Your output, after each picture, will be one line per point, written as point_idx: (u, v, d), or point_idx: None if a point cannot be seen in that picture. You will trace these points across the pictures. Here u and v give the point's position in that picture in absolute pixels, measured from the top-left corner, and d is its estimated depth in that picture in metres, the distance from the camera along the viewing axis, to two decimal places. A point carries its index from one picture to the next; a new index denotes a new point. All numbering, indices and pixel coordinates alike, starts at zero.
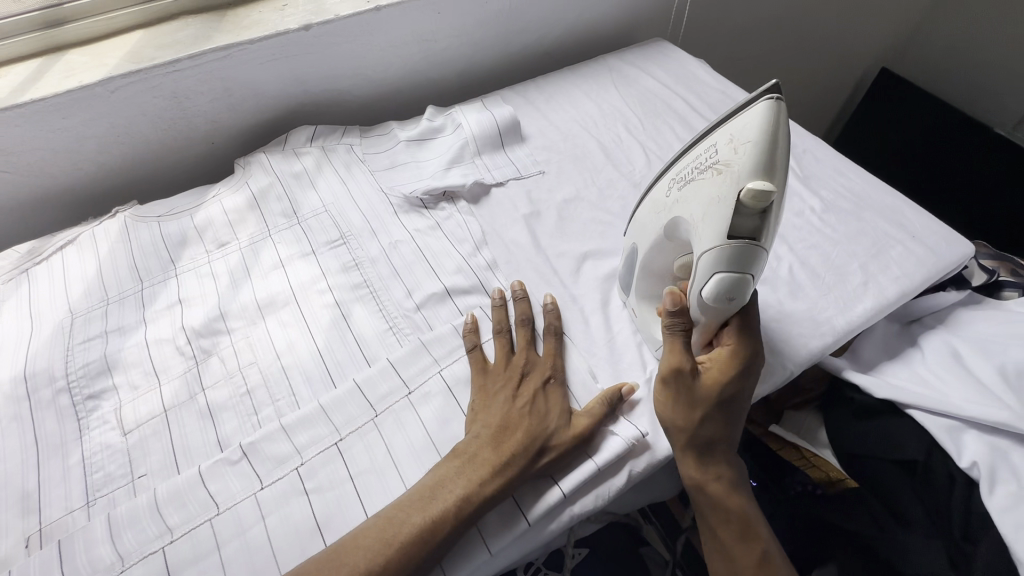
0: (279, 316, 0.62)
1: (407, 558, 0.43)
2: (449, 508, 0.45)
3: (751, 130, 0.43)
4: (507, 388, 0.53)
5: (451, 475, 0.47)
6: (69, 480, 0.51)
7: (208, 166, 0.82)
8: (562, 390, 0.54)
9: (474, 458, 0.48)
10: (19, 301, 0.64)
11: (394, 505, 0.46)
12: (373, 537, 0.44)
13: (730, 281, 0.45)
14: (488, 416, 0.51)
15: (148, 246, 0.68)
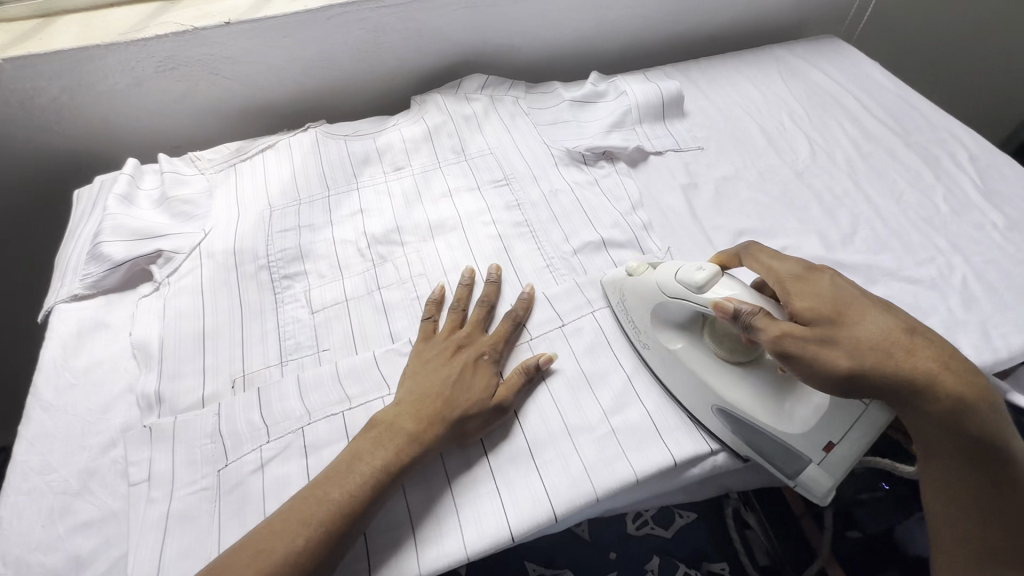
0: (447, 239, 0.67)
1: (333, 526, 0.43)
2: (365, 480, 0.45)
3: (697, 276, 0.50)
4: (439, 358, 0.54)
5: (366, 450, 0.47)
6: (267, 341, 0.59)
7: (383, 100, 0.89)
8: (496, 367, 0.54)
9: (392, 429, 0.48)
10: (229, 189, 0.73)
11: (312, 483, 0.45)
12: (285, 526, 0.42)
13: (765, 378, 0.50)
14: (413, 385, 0.52)
15: (336, 159, 0.76)
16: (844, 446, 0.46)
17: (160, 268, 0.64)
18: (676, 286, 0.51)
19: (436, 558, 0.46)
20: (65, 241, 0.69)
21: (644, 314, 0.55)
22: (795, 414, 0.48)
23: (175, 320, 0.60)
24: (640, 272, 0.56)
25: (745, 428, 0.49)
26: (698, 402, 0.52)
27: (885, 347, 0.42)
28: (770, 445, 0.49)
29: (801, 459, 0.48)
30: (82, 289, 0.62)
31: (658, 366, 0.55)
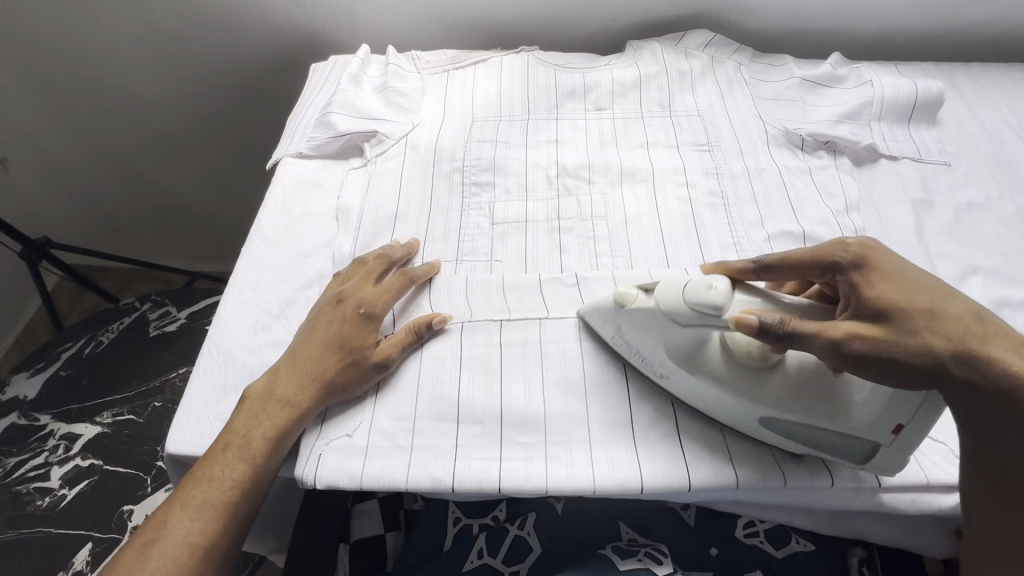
0: (635, 189, 0.66)
1: (259, 462, 0.48)
2: (268, 423, 0.49)
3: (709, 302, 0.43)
4: (324, 317, 0.54)
5: (259, 399, 0.50)
6: (447, 237, 0.63)
7: (597, 39, 0.87)
8: (376, 326, 0.54)
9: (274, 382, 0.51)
10: (439, 92, 0.77)
11: (222, 434, 0.49)
12: (290, 372, 0.51)
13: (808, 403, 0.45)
14: (297, 345, 0.53)
15: (542, 85, 0.76)
16: (915, 422, 0.42)
17: (371, 147, 0.70)
18: (687, 312, 0.45)
19: (565, 480, 0.47)
20: (297, 105, 0.78)
21: (651, 339, 0.49)
22: (856, 402, 0.44)
23: (374, 196, 0.66)
24: (630, 301, 0.49)
25: (811, 431, 0.45)
26: (738, 416, 0.47)
27: (964, 331, 0.40)
28: (827, 439, 0.45)
29: (866, 446, 0.44)
30: (306, 149, 0.71)
31: (683, 395, 0.49)
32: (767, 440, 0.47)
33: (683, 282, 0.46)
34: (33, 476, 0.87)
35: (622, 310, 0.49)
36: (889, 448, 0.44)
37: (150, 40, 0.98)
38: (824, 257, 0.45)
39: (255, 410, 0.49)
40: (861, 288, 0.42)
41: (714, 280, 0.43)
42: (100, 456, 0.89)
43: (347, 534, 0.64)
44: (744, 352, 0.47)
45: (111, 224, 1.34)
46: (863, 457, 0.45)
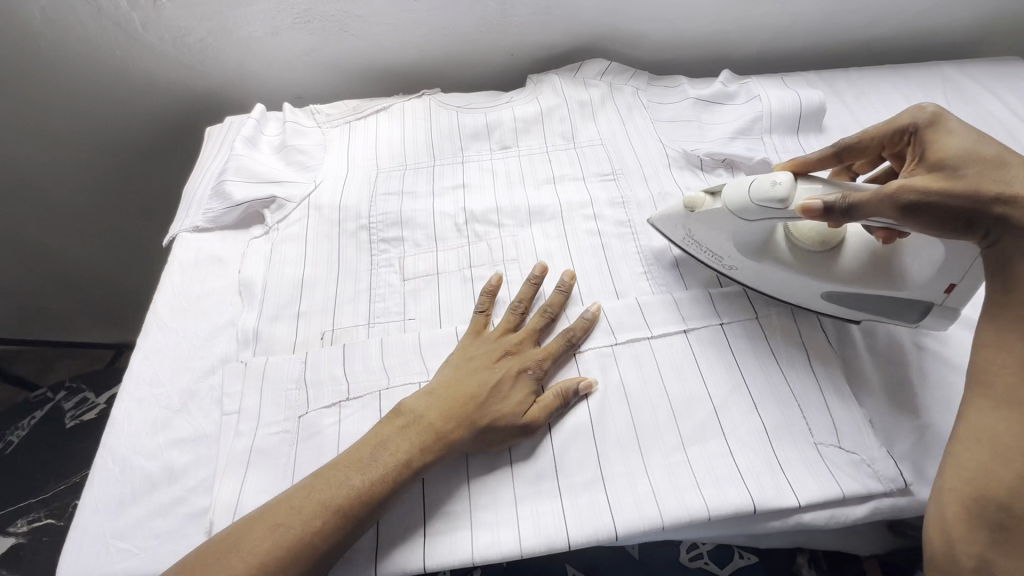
0: (544, 227, 0.66)
1: None
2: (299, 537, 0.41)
3: (773, 199, 0.50)
4: (484, 360, 0.53)
5: (300, 505, 0.43)
6: (357, 300, 0.61)
7: (498, 75, 0.87)
8: (535, 384, 0.52)
9: (329, 483, 0.44)
10: (341, 145, 0.75)
11: (241, 535, 0.42)
12: (338, 470, 0.45)
13: (878, 271, 0.52)
14: (449, 392, 0.50)
15: (446, 129, 0.75)
16: (965, 284, 0.49)
17: (271, 213, 0.67)
18: (753, 207, 0.52)
19: (490, 547, 0.45)
20: (191, 176, 0.74)
21: (724, 235, 0.56)
22: (908, 272, 0.51)
23: (278, 265, 0.63)
24: (700, 205, 0.56)
25: (864, 298, 0.53)
26: (806, 296, 0.55)
27: (1005, 181, 0.43)
28: (888, 305, 0.53)
29: (922, 304, 0.52)
30: (203, 223, 0.67)
31: (752, 280, 0.57)
32: (829, 313, 0.56)
33: (749, 183, 0.52)
34: None
35: (693, 215, 0.57)
36: (942, 306, 0.51)
37: (31, 116, 0.92)
38: (896, 128, 0.52)
39: (250, 549, 0.41)
40: (934, 143, 0.48)
41: (778, 176, 0.50)
42: (14, 572, 0.81)
43: None
44: (808, 236, 0.54)
45: (14, 311, 1.23)
46: (920, 313, 0.53)
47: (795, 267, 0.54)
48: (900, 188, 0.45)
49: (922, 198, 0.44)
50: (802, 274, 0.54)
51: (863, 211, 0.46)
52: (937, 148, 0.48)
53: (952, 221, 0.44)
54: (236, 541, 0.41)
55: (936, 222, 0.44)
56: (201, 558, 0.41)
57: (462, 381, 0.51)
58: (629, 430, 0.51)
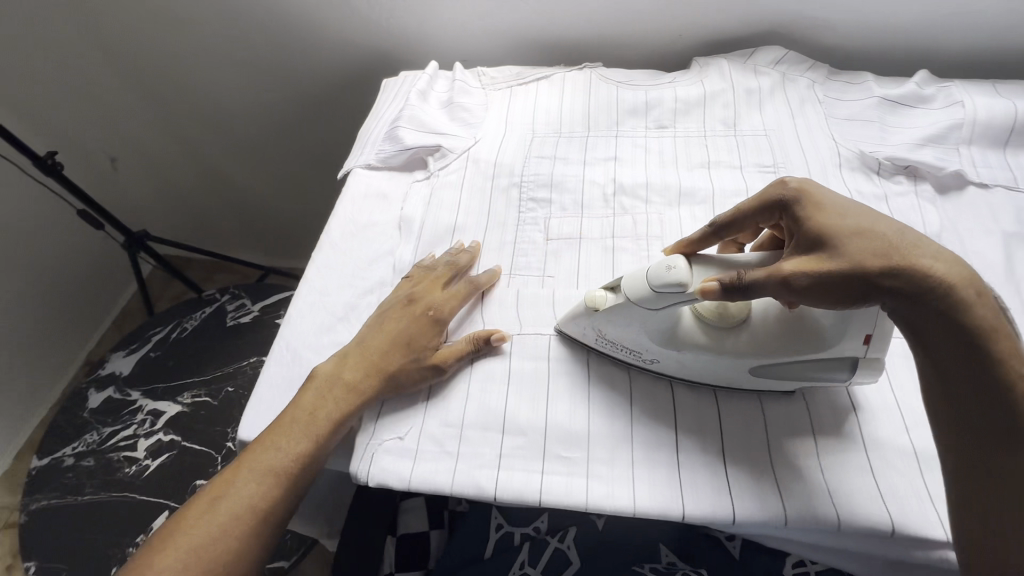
0: (693, 210, 0.65)
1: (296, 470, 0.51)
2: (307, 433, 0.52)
3: (667, 285, 0.46)
4: (416, 318, 0.57)
5: (299, 410, 0.53)
6: (502, 251, 0.64)
7: (662, 56, 0.85)
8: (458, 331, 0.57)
9: (320, 394, 0.53)
10: (501, 107, 0.79)
11: (264, 439, 0.52)
12: (287, 427, 0.52)
13: (796, 337, 0.48)
14: (382, 344, 0.56)
15: (604, 103, 0.76)
16: (880, 330, 0.46)
17: (434, 161, 0.73)
18: (650, 294, 0.48)
19: (605, 499, 0.47)
20: (368, 118, 0.82)
21: (631, 328, 0.51)
22: (824, 329, 0.47)
23: (436, 208, 0.68)
24: (601, 303, 0.51)
25: (795, 362, 0.48)
26: (736, 373, 0.50)
27: (888, 248, 0.41)
28: (814, 370, 0.48)
29: (846, 360, 0.48)
30: (375, 161, 0.75)
31: (679, 367, 0.52)
32: (761, 387, 0.51)
33: (644, 274, 0.49)
34: (123, 445, 1.00)
35: (596, 314, 0.51)
36: (868, 357, 0.47)
37: (241, 56, 1.07)
38: (767, 197, 0.49)
39: (274, 445, 0.52)
40: (806, 215, 0.45)
41: (672, 261, 0.47)
42: (179, 433, 1.00)
43: (394, 528, 0.68)
44: (715, 314, 0.50)
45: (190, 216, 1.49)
46: (846, 369, 0.48)
47: (706, 343, 0.50)
48: (791, 268, 0.43)
49: (822, 276, 0.42)
50: (717, 349, 0.49)
51: (760, 289, 0.43)
52: (811, 218, 0.45)
53: (859, 297, 0.42)
54: (222, 489, 0.51)
55: (846, 299, 0.42)
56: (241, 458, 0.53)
57: (403, 332, 0.56)
58: (759, 424, 0.50)
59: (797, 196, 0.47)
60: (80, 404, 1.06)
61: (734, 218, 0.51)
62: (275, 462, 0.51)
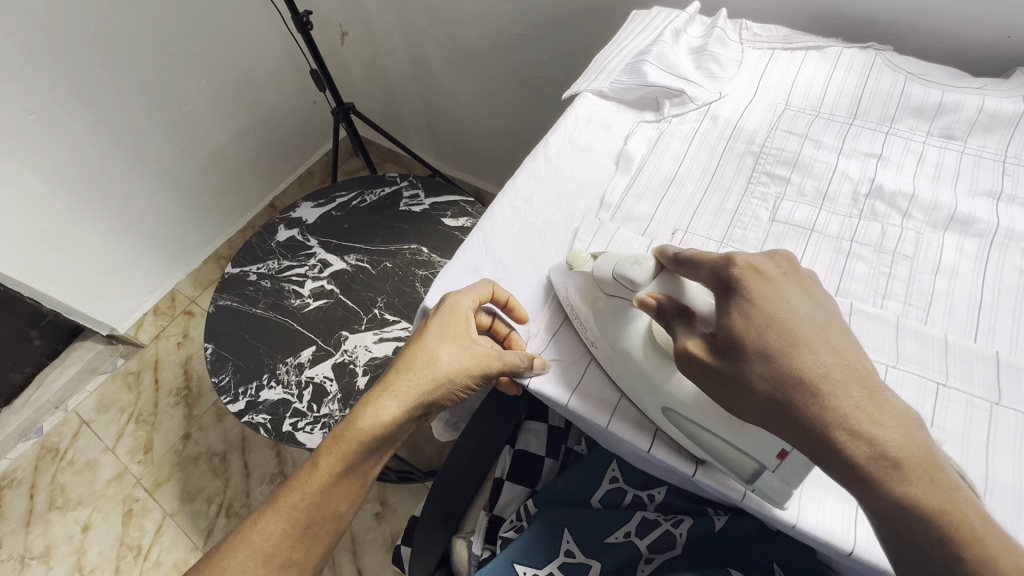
0: (962, 240, 0.56)
1: (310, 516, 0.57)
2: (322, 482, 0.57)
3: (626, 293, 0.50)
4: (427, 361, 0.57)
5: (317, 464, 0.57)
6: (718, 218, 0.61)
7: (977, 56, 0.70)
8: (470, 360, 0.57)
9: (333, 451, 0.57)
10: (757, 67, 0.71)
11: (290, 488, 0.58)
12: (335, 447, 0.57)
13: (715, 418, 0.45)
14: (387, 395, 0.57)
15: (884, 91, 0.66)
16: (797, 453, 0.42)
17: (671, 107, 0.69)
18: (614, 294, 0.51)
19: (765, 502, 0.46)
20: (608, 45, 0.78)
21: (588, 308, 0.53)
22: (744, 425, 0.44)
23: (659, 153, 0.66)
24: (579, 270, 0.54)
25: (703, 433, 0.47)
26: (648, 406, 0.49)
27: (797, 384, 0.39)
28: (719, 450, 0.46)
29: (751, 464, 0.45)
30: (607, 90, 0.72)
31: (610, 370, 0.52)
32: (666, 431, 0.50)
33: (611, 274, 0.51)
34: (294, 280, 1.15)
35: (573, 273, 0.55)
36: (773, 474, 0.44)
37: None
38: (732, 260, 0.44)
39: (298, 496, 0.57)
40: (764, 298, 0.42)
41: (641, 257, 0.50)
42: (338, 285, 1.13)
43: (514, 440, 0.71)
44: (664, 341, 0.50)
45: (390, 97, 1.64)
46: (749, 476, 0.46)
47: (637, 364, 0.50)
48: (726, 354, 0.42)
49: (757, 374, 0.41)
50: (641, 374, 0.49)
51: (678, 330, 0.46)
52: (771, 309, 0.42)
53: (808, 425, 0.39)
54: (284, 491, 0.58)
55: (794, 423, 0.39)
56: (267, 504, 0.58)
57: (416, 373, 0.57)
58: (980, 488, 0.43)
59: (741, 278, 0.43)
60: (269, 234, 1.22)
61: (694, 260, 0.47)
62: (324, 475, 0.57)
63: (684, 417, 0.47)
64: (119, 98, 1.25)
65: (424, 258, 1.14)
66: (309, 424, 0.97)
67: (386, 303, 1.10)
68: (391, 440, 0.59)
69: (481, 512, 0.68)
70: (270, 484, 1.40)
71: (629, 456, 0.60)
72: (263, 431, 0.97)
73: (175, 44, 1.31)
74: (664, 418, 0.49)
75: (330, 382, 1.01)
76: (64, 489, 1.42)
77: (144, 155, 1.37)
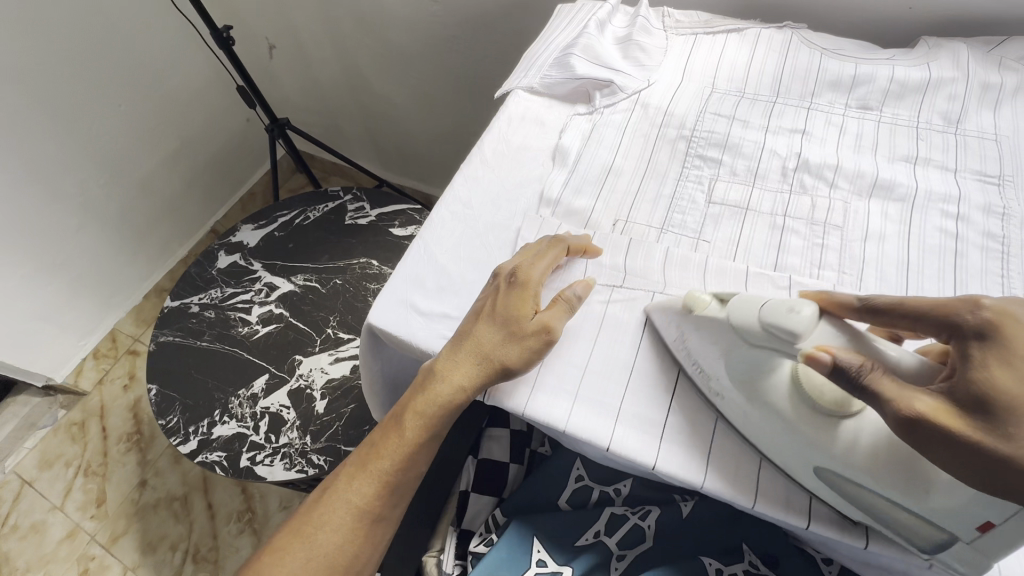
0: (886, 205, 0.58)
1: (368, 509, 0.53)
2: (377, 473, 0.53)
3: (779, 322, 0.43)
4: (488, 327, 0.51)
5: (371, 454, 0.53)
6: (657, 204, 0.61)
7: (883, 28, 0.74)
8: (531, 324, 0.50)
9: (387, 438, 0.53)
10: (682, 54, 0.72)
11: (341, 480, 0.54)
12: (388, 434, 0.53)
13: (878, 452, 0.40)
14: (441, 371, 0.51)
15: (802, 68, 0.67)
16: (1009, 527, 0.35)
17: (602, 97, 0.69)
18: (760, 327, 0.44)
19: (726, 488, 0.46)
20: (536, 40, 0.77)
21: (717, 353, 0.47)
22: (932, 488, 0.37)
23: (594, 145, 0.65)
24: (700, 306, 0.48)
25: (872, 495, 0.40)
26: (795, 462, 0.44)
27: None
28: (902, 518, 0.40)
29: (942, 535, 0.39)
30: (538, 86, 0.71)
31: (740, 421, 0.47)
32: (819, 491, 0.44)
33: (762, 303, 0.45)
34: (240, 307, 1.09)
35: (689, 314, 0.49)
36: (969, 546, 0.38)
37: None
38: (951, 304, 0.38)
39: (353, 490, 0.53)
40: (1009, 363, 0.34)
41: (797, 303, 0.43)
42: (287, 308, 1.08)
43: (477, 450, 0.70)
44: (818, 393, 0.42)
45: (326, 109, 1.60)
46: (937, 547, 0.40)
47: (786, 415, 0.44)
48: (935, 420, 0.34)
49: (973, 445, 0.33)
50: (792, 424, 0.43)
51: (897, 385, 0.36)
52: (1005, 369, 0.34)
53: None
54: (336, 486, 0.54)
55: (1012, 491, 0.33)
56: (320, 501, 0.54)
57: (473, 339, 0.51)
58: None
59: (992, 324, 0.35)
60: (209, 261, 1.16)
61: (894, 308, 0.41)
62: (378, 467, 0.53)
63: (842, 468, 0.41)
64: (28, 132, 1.16)
65: (375, 271, 1.11)
66: (268, 456, 0.92)
67: (339, 321, 1.06)
68: (415, 477, 0.54)
69: (450, 529, 0.67)
70: (238, 522, 1.34)
71: (591, 452, 0.59)
72: (219, 469, 0.92)
73: (88, 69, 1.23)
74: (828, 470, 0.42)
75: (287, 411, 0.97)
76: (8, 558, 1.31)
77: (65, 191, 1.28)
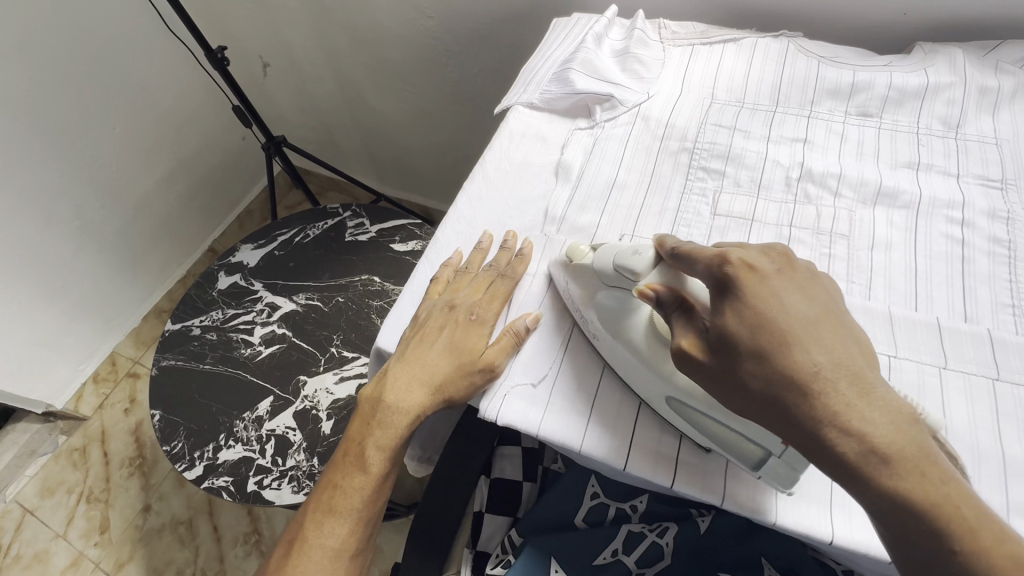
0: (891, 213, 0.58)
1: (344, 547, 0.54)
2: (348, 509, 0.54)
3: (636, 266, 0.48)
4: (433, 355, 0.53)
5: (337, 493, 0.55)
6: (662, 218, 0.61)
7: (878, 35, 0.74)
8: (477, 349, 0.53)
9: (351, 474, 0.55)
10: (680, 65, 0.73)
11: (310, 525, 0.55)
12: (353, 469, 0.54)
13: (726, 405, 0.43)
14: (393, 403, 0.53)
15: (801, 77, 0.68)
16: None
17: (602, 111, 0.69)
18: (614, 270, 0.49)
19: (746, 504, 0.45)
20: (533, 56, 0.78)
21: (587, 298, 0.52)
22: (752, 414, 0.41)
23: (597, 160, 0.65)
24: (578, 256, 0.53)
25: (707, 421, 0.45)
26: (652, 395, 0.48)
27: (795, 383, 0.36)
28: (727, 437, 0.44)
29: (760, 451, 0.42)
30: (538, 101, 0.71)
31: (610, 357, 0.50)
32: (673, 422, 0.48)
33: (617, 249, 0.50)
34: (241, 328, 1.09)
35: (570, 265, 0.54)
36: (780, 460, 0.41)
37: None
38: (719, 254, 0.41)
39: (326, 531, 0.54)
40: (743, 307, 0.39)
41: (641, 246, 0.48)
42: (289, 328, 1.08)
43: (489, 470, 0.70)
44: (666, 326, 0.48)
45: (322, 125, 1.60)
46: (757, 464, 0.43)
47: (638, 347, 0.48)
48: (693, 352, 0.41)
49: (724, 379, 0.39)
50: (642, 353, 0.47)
51: (688, 322, 0.42)
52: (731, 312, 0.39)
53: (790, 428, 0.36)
54: (309, 531, 0.54)
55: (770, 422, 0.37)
56: (292, 551, 0.54)
57: (421, 369, 0.53)
58: None
59: (736, 278, 0.40)
60: (209, 283, 1.15)
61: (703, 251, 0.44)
62: (349, 502, 0.54)
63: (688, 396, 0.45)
64: (24, 157, 1.16)
65: (376, 287, 1.11)
66: (275, 480, 0.91)
67: (343, 339, 1.06)
68: (384, 501, 0.56)
69: (466, 551, 0.67)
70: (244, 545, 1.33)
71: (606, 469, 0.59)
72: (225, 495, 0.91)
73: (82, 93, 1.22)
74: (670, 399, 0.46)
75: (293, 433, 0.96)
76: None
77: (60, 215, 1.27)
